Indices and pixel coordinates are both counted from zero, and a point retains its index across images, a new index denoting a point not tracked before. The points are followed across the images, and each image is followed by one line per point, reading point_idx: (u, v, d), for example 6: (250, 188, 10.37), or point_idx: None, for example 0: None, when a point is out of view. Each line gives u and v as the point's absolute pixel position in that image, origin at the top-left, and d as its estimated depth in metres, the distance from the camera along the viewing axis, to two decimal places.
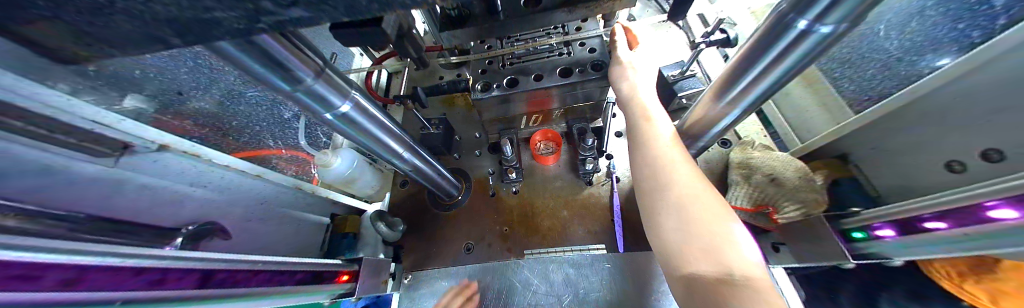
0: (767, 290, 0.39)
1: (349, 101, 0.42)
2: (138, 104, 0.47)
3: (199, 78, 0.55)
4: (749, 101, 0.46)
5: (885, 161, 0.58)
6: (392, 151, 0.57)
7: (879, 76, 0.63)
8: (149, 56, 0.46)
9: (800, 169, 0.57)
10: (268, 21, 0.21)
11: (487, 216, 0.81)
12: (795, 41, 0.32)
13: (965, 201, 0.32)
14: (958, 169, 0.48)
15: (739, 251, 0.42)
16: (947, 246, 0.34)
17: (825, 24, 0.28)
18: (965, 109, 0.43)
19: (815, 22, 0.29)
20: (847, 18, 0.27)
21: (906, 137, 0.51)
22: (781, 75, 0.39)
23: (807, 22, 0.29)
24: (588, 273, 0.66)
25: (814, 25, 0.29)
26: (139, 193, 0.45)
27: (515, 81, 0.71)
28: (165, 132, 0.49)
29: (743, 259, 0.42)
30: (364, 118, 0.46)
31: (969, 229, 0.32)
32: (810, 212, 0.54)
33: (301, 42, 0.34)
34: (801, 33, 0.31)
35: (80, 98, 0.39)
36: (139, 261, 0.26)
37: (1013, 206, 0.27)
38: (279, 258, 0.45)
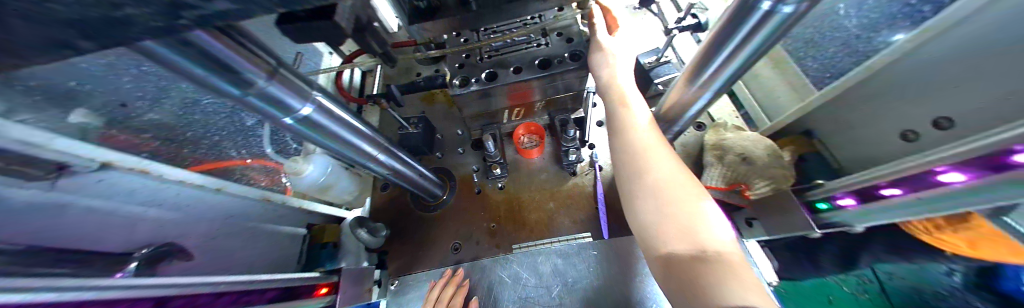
0: (738, 265, 0.41)
1: (310, 103, 0.39)
2: (85, 119, 0.43)
3: (145, 87, 0.52)
4: (719, 84, 0.47)
5: (845, 136, 0.61)
6: (365, 154, 0.55)
7: (840, 54, 0.66)
8: (82, 62, 0.42)
9: (769, 147, 0.59)
10: (191, 17, 0.18)
11: (473, 214, 0.80)
12: (759, 21, 0.32)
13: (916, 168, 0.34)
14: (910, 138, 0.50)
15: (711, 230, 0.44)
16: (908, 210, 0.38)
17: (786, 4, 0.28)
18: (918, 81, 0.46)
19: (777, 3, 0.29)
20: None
21: (866, 109, 0.54)
22: (748, 57, 0.39)
23: (770, 2, 0.29)
24: (576, 261, 0.68)
25: (776, 5, 0.29)
26: (84, 217, 0.40)
27: (494, 75, 0.69)
28: (108, 148, 0.44)
29: (715, 238, 0.43)
30: (329, 121, 0.43)
31: (922, 193, 0.35)
32: (779, 186, 0.55)
33: (250, 40, 0.30)
34: (765, 13, 0.31)
35: (13, 118, 0.35)
36: (74, 295, 0.23)
37: (961, 170, 0.30)
38: (245, 276, 0.42)
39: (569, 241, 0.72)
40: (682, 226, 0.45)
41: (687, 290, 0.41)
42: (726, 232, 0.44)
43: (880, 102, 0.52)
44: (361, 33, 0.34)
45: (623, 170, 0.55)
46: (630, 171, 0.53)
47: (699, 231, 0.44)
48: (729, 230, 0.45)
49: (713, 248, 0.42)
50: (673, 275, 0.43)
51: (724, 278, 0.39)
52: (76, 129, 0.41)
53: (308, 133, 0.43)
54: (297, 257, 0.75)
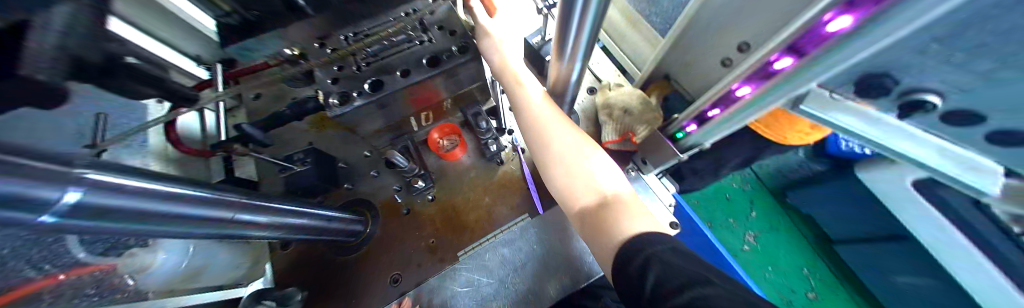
0: (630, 200, 0.49)
1: (80, 186, 0.22)
2: None
3: None
4: (583, 51, 0.49)
5: (683, 72, 0.75)
6: (233, 223, 0.42)
7: None
8: None
9: (640, 96, 0.68)
10: None
11: (409, 236, 0.75)
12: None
13: None
14: (728, 64, 0.63)
15: (606, 179, 0.52)
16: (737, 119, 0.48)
17: None
18: (726, 12, 0.55)
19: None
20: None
21: (703, 43, 0.64)
22: (594, 24, 0.41)
23: None
24: (520, 245, 0.69)
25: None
26: None
27: (380, 83, 0.63)
28: None
29: (612, 185, 0.51)
30: (148, 202, 0.29)
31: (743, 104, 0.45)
32: (653, 128, 0.66)
33: None
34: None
35: None
36: None
37: (788, 56, 0.35)
38: None
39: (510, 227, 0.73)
40: (585, 182, 0.51)
41: (597, 235, 0.47)
42: (618, 178, 0.52)
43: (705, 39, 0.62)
44: None
45: (534, 144, 0.58)
46: (539, 144, 0.57)
47: (597, 183, 0.51)
48: (619, 177, 0.52)
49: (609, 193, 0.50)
50: (586, 226, 0.50)
51: (619, 216, 0.47)
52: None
53: (132, 228, 0.29)
54: None
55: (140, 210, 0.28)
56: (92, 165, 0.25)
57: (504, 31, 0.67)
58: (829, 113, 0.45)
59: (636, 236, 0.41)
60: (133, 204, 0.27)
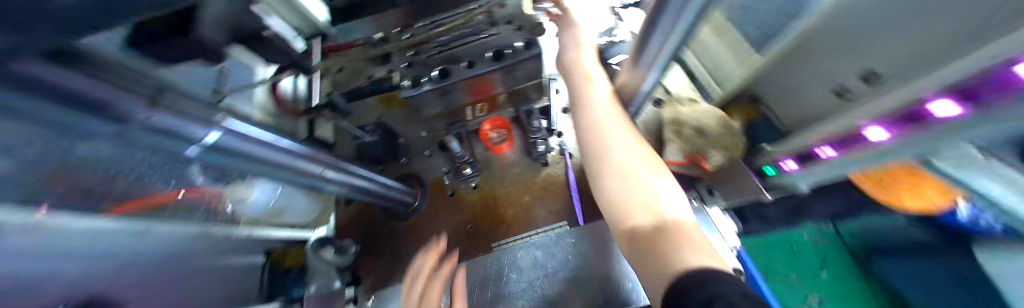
0: (692, 231, 0.44)
1: (217, 128, 0.32)
2: None
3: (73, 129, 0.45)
4: (665, 61, 0.43)
5: (784, 97, 0.64)
6: (313, 175, 0.51)
7: None
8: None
9: (719, 116, 0.62)
10: None
11: (449, 217, 0.80)
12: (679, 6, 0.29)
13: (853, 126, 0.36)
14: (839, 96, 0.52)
15: (666, 202, 0.47)
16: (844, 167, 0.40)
17: None
18: (858, 29, 0.44)
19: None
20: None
21: (815, 65, 0.54)
22: (682, 36, 0.35)
23: None
24: (555, 252, 0.68)
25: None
26: None
27: (447, 72, 0.64)
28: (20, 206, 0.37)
29: (673, 209, 0.46)
30: (251, 145, 0.37)
31: (853, 154, 0.38)
32: (732, 155, 0.60)
33: (122, 68, 0.25)
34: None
35: None
36: None
37: (946, 103, 0.26)
38: None
39: (547, 231, 0.72)
40: (638, 198, 0.48)
41: (647, 257, 0.43)
42: (677, 200, 0.48)
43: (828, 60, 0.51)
44: None
45: (587, 149, 0.56)
46: (593, 148, 0.55)
47: (657, 203, 0.47)
48: (682, 201, 0.48)
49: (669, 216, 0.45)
50: (633, 244, 0.46)
51: (680, 242, 0.41)
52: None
53: (233, 162, 0.38)
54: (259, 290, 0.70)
55: (235, 150, 0.35)
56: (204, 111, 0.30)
57: (586, 22, 0.62)
58: (969, 174, 0.35)
59: (694, 268, 0.36)
60: (241, 145, 0.36)
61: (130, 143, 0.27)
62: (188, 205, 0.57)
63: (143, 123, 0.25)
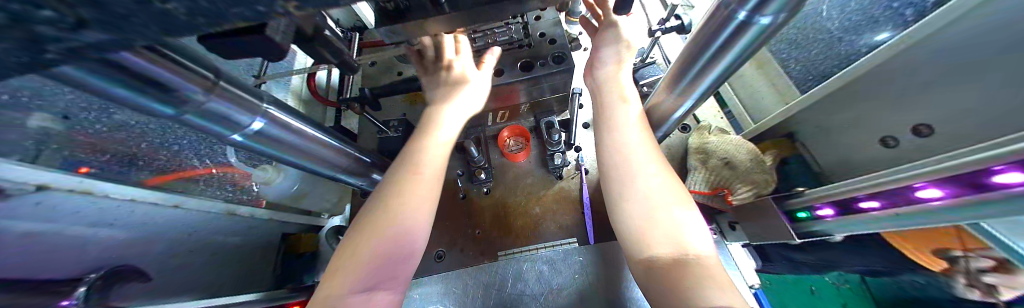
0: (716, 270, 0.41)
1: (260, 117, 0.37)
2: (42, 124, 0.40)
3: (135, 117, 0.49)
4: (700, 92, 0.45)
5: (822, 140, 0.61)
6: (335, 166, 0.53)
7: (821, 56, 0.65)
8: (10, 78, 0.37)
9: (752, 150, 0.60)
10: (61, 49, 0.13)
11: (459, 220, 0.79)
12: (738, 32, 0.31)
13: (904, 181, 0.33)
14: (890, 144, 0.51)
15: (693, 237, 0.44)
16: (888, 223, 0.37)
17: (763, 15, 0.28)
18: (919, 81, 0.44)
19: (754, 13, 0.28)
20: (784, 8, 0.27)
21: (850, 114, 0.53)
22: (727, 67, 0.38)
23: (746, 12, 0.28)
24: (562, 269, 0.67)
25: (752, 15, 0.28)
26: (26, 244, 0.36)
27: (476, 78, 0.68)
28: (64, 171, 0.39)
29: (699, 245, 0.43)
30: (286, 133, 0.41)
31: (900, 209, 0.35)
32: (762, 192, 0.57)
33: (183, 54, 0.27)
34: (740, 24, 0.30)
35: None
36: None
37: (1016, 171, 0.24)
38: None
39: (555, 246, 0.71)
40: (660, 224, 0.45)
41: (666, 288, 0.41)
42: (702, 235, 0.45)
43: (864, 107, 0.51)
44: (310, 41, 0.33)
45: (607, 170, 0.54)
46: (614, 168, 0.53)
47: (683, 233, 0.44)
48: (706, 235, 0.45)
49: (696, 249, 0.43)
50: (649, 273, 0.44)
51: (706, 279, 0.39)
52: (33, 149, 0.38)
53: (262, 149, 0.41)
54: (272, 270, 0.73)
55: (276, 138, 0.40)
56: (225, 97, 0.32)
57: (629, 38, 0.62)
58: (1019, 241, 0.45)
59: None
60: (282, 133, 0.41)
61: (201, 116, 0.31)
62: (219, 178, 0.63)
63: (200, 106, 0.30)
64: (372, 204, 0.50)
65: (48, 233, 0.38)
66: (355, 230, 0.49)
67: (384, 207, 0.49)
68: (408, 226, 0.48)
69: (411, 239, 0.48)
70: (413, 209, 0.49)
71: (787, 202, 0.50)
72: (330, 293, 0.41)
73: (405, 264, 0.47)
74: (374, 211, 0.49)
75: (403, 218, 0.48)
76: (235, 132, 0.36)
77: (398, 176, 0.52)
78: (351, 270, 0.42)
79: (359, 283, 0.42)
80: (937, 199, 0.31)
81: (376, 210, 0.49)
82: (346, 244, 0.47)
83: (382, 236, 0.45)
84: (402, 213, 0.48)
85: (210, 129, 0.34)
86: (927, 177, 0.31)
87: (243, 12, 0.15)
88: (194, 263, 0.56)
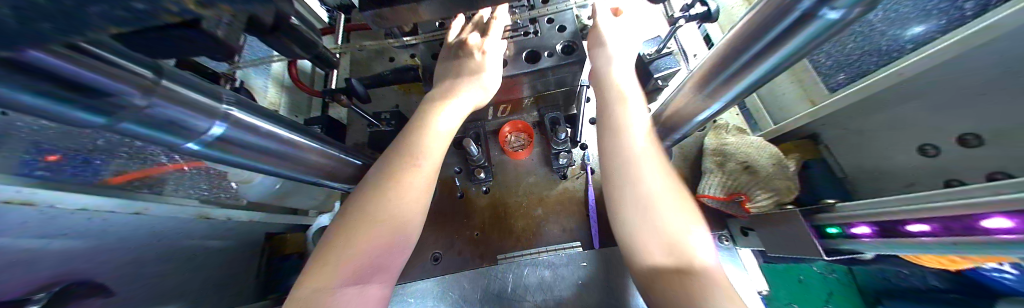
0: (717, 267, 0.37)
1: (219, 121, 0.31)
2: None
3: None
4: (732, 95, 0.40)
5: (851, 144, 0.57)
6: (316, 171, 0.48)
7: (857, 51, 0.59)
8: None
9: (775, 155, 0.56)
10: None
11: (458, 220, 0.75)
12: (799, 25, 0.25)
13: (977, 208, 0.29)
14: (930, 153, 0.48)
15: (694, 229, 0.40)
16: (938, 249, 0.33)
17: (832, 9, 0.22)
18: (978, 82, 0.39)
19: (821, 4, 0.22)
20: (864, 1, 0.21)
21: (885, 115, 0.49)
22: (773, 67, 0.32)
23: (810, 4, 0.23)
24: (564, 274, 0.64)
25: (818, 8, 0.22)
26: None
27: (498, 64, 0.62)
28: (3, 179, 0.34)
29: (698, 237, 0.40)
30: (253, 137, 0.36)
31: (960, 239, 0.31)
32: (782, 200, 0.54)
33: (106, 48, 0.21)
34: (802, 15, 0.24)
35: None
36: None
37: None
38: None
39: (557, 251, 0.68)
40: (663, 218, 0.41)
41: (669, 283, 0.37)
42: (698, 231, 0.41)
43: (901, 110, 0.47)
44: (273, 32, 0.27)
45: (609, 158, 0.49)
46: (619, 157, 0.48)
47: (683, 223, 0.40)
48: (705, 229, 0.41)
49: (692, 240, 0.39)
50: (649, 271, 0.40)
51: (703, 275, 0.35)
52: None
53: (223, 156, 0.35)
54: (259, 271, 0.70)
55: (241, 142, 0.35)
56: (177, 103, 0.27)
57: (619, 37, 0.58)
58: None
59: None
60: (247, 138, 0.35)
61: (145, 126, 0.26)
62: (189, 177, 0.57)
63: (139, 112, 0.24)
64: (364, 191, 0.46)
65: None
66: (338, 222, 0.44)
67: (375, 200, 0.44)
68: (404, 226, 0.44)
69: (404, 242, 0.44)
70: (408, 210, 0.45)
71: (817, 217, 0.47)
72: (313, 287, 0.37)
73: (385, 276, 0.42)
74: (361, 211, 0.43)
75: (399, 220, 0.44)
76: (190, 140, 0.30)
77: (387, 175, 0.47)
78: (333, 269, 0.38)
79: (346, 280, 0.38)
80: (1004, 230, 0.27)
81: (370, 198, 0.45)
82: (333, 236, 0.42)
83: (380, 228, 0.42)
84: (396, 218, 0.44)
85: (156, 138, 0.28)
86: (1003, 206, 0.27)
87: (109, 11, 0.10)
88: (169, 272, 0.53)
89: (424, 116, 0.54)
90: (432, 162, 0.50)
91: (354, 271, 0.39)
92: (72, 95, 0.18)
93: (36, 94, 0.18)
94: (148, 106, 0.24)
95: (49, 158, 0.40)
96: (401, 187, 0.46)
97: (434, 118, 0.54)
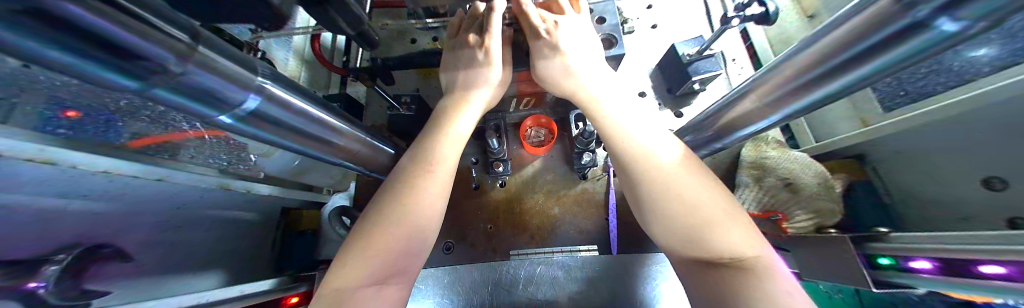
0: (767, 270, 0.34)
1: (254, 94, 0.29)
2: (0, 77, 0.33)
3: None
4: (799, 106, 0.36)
5: (905, 169, 0.53)
6: (340, 153, 0.46)
7: (923, 70, 0.50)
8: None
9: (821, 173, 0.52)
10: None
11: (473, 212, 0.74)
12: (900, 37, 0.22)
13: None
14: (996, 187, 0.43)
15: (736, 232, 0.37)
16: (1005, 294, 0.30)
17: (954, 19, 0.18)
18: None
19: (943, 13, 0.18)
20: (994, 14, 0.17)
21: (951, 141, 0.45)
22: (853, 82, 0.29)
23: (927, 12, 0.19)
24: (578, 276, 0.62)
25: (936, 17, 0.19)
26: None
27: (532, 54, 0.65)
28: (34, 135, 0.33)
29: (741, 240, 0.36)
30: (285, 114, 0.34)
31: None
32: (824, 222, 0.49)
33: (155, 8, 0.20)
34: (909, 25, 0.20)
35: None
36: None
37: None
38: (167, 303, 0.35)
39: (571, 253, 0.66)
40: (697, 222, 0.39)
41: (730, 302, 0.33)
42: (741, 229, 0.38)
43: (969, 138, 0.43)
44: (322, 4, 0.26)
45: (639, 162, 0.45)
46: (653, 163, 0.44)
47: (720, 226, 0.37)
48: (748, 229, 0.38)
49: (733, 244, 0.36)
50: (705, 287, 0.37)
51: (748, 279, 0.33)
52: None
53: (255, 132, 0.34)
54: (273, 246, 0.71)
55: (272, 119, 0.33)
56: (215, 73, 0.25)
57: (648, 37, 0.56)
58: None
59: None
60: (280, 114, 0.33)
61: (184, 95, 0.24)
62: (208, 146, 0.56)
63: (173, 79, 0.22)
64: (386, 187, 0.45)
65: (20, 208, 0.33)
66: (360, 221, 0.43)
67: (398, 197, 0.43)
68: (426, 222, 0.44)
69: (422, 237, 0.43)
70: (427, 206, 0.44)
71: (866, 244, 0.44)
72: (335, 286, 0.35)
73: (404, 277, 0.41)
74: (382, 205, 0.43)
75: (418, 216, 0.43)
76: (223, 112, 0.29)
77: (408, 171, 0.46)
78: (355, 266, 0.37)
79: (369, 276, 0.37)
80: None
81: (393, 194, 0.44)
82: (356, 231, 0.41)
83: (406, 224, 0.41)
84: (418, 215, 0.43)
85: (190, 108, 0.26)
86: None
87: None
88: (189, 241, 0.53)
89: (443, 114, 0.54)
90: (452, 156, 0.49)
91: (376, 270, 0.38)
92: (103, 55, 0.16)
93: (74, 54, 0.16)
94: (183, 73, 0.22)
95: (67, 114, 0.39)
96: (423, 181, 0.45)
97: (452, 116, 0.53)
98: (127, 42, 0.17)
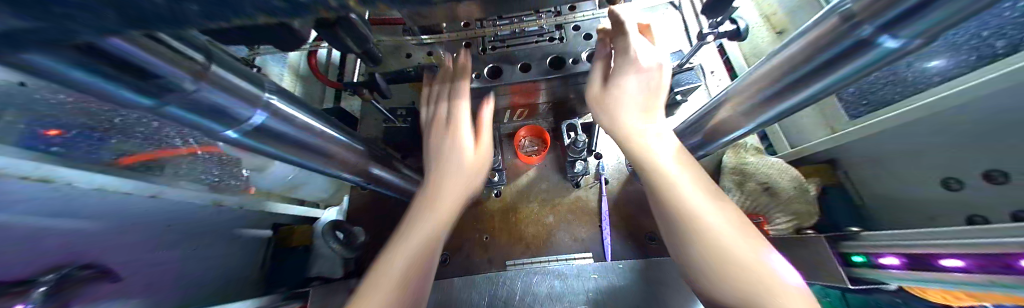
0: None
1: (260, 110, 0.30)
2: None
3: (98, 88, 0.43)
4: (772, 114, 0.39)
5: (872, 172, 0.57)
6: (343, 164, 0.47)
7: (882, 81, 0.55)
8: None
9: (797, 179, 0.55)
10: None
11: (467, 223, 0.74)
12: (852, 51, 0.25)
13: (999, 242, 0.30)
14: (954, 187, 0.47)
15: None
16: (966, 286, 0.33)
17: (895, 37, 0.21)
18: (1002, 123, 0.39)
19: (882, 31, 0.21)
20: (928, 33, 0.20)
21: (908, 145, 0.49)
22: (816, 92, 0.32)
23: (871, 31, 0.22)
24: (577, 286, 0.60)
25: (878, 35, 0.22)
26: None
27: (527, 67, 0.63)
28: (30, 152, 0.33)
29: None
30: (291, 129, 0.35)
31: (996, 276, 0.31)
32: (801, 225, 0.54)
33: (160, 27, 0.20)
34: (857, 42, 0.23)
35: None
36: None
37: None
38: None
39: (567, 260, 0.66)
40: None
41: None
42: None
43: (926, 142, 0.47)
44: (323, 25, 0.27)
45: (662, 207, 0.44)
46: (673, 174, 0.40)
47: None
48: None
49: None
50: None
51: None
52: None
53: (261, 146, 0.35)
54: (263, 262, 0.69)
55: (277, 133, 0.34)
56: (223, 89, 0.25)
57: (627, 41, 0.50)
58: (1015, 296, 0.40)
59: None
60: (283, 129, 0.34)
61: (199, 111, 0.25)
62: (203, 162, 0.56)
63: (185, 95, 0.23)
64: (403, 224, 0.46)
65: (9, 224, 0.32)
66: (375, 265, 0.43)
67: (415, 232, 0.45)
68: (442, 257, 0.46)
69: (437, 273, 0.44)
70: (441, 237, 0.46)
71: (840, 243, 0.47)
72: None
73: None
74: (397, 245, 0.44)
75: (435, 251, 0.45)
76: (230, 128, 0.29)
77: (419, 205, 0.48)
78: None
79: None
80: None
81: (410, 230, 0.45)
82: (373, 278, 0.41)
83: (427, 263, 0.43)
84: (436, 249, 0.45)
85: (200, 123, 0.27)
86: None
87: None
88: (177, 258, 0.51)
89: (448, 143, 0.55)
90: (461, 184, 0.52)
91: None
92: (119, 73, 0.17)
93: (96, 73, 0.17)
94: (197, 89, 0.23)
95: (50, 132, 0.38)
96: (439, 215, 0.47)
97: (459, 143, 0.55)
98: (134, 55, 0.17)
